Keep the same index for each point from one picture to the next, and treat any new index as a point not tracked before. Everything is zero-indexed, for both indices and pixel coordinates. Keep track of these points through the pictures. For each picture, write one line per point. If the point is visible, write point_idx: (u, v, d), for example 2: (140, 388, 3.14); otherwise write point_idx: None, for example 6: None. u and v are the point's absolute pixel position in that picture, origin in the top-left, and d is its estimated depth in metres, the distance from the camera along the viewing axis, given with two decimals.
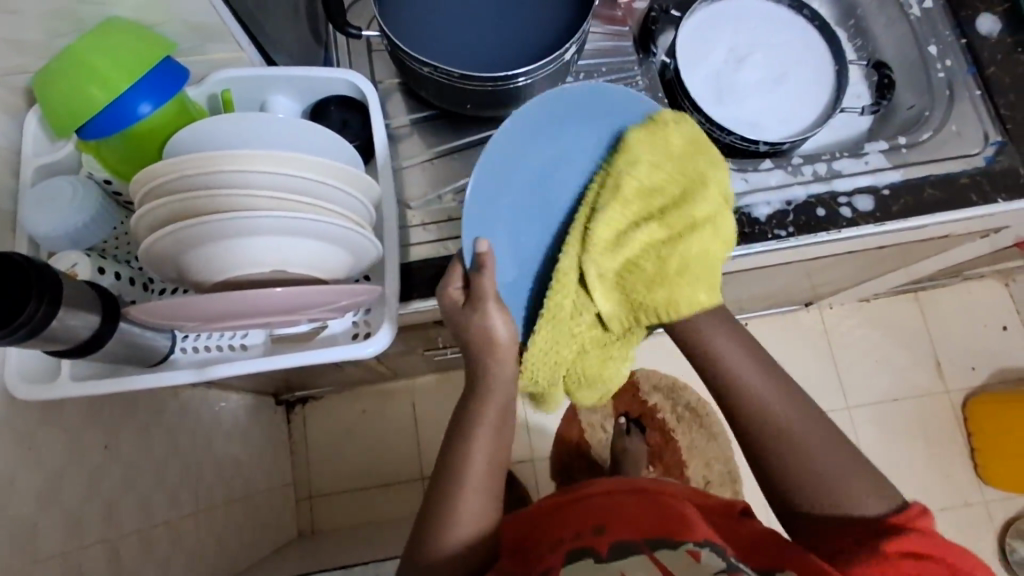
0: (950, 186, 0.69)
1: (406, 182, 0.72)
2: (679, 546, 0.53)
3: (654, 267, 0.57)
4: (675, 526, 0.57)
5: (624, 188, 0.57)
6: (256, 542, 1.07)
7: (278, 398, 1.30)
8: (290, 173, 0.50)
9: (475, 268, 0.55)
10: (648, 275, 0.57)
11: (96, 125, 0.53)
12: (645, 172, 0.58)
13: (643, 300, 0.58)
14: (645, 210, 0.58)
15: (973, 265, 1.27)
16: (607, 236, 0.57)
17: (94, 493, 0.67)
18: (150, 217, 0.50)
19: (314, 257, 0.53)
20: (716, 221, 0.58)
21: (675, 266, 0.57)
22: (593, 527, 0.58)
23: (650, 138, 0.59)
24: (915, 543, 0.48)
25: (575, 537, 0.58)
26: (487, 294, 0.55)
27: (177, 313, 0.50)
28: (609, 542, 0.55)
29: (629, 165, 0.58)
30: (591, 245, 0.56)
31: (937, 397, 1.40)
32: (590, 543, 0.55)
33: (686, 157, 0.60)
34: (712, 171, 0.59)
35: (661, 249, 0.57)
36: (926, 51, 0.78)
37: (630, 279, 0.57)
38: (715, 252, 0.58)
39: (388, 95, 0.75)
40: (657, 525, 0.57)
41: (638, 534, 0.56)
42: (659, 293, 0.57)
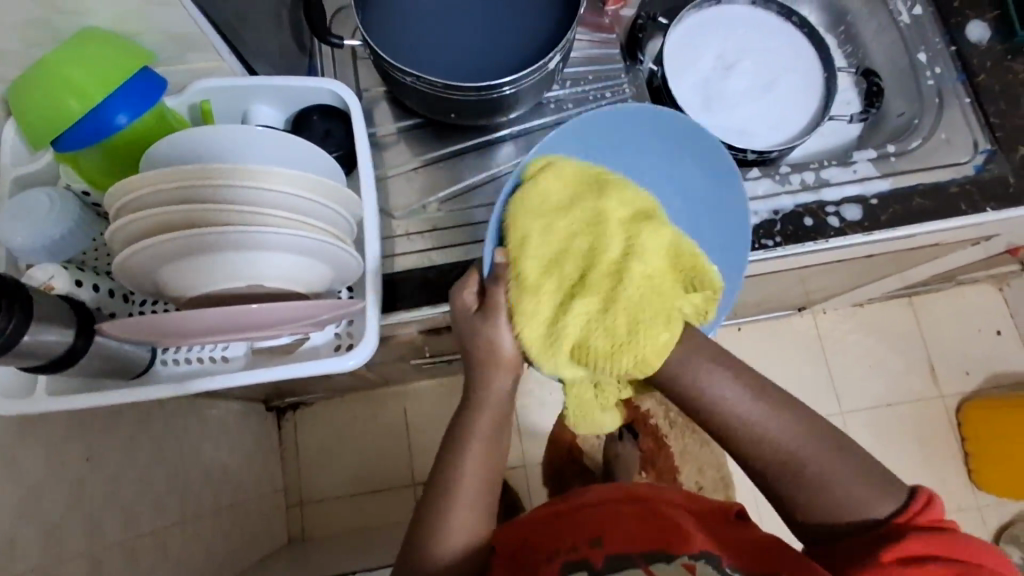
0: (939, 195, 0.69)
1: (391, 191, 0.72)
2: (675, 557, 0.51)
3: (601, 328, 0.47)
4: (672, 533, 0.55)
5: (525, 268, 0.50)
6: (245, 550, 1.07)
7: (268, 404, 1.29)
8: (263, 187, 0.49)
9: (491, 278, 0.53)
10: (602, 349, 0.47)
11: (72, 137, 0.52)
12: (520, 230, 0.51)
13: (614, 365, 0.47)
14: (560, 282, 0.49)
15: (967, 270, 1.26)
16: (535, 331, 0.49)
17: (75, 506, 0.66)
18: (123, 232, 0.49)
19: (290, 271, 0.52)
20: (614, 253, 0.49)
21: (624, 317, 0.46)
22: (586, 537, 0.56)
23: (549, 178, 0.53)
24: (921, 544, 0.47)
25: (568, 549, 0.56)
26: (499, 305, 0.53)
27: (153, 329, 0.50)
28: (603, 553, 0.53)
29: (536, 220, 0.52)
30: (547, 337, 0.48)
31: (931, 402, 1.39)
32: (585, 556, 0.54)
33: (552, 192, 0.52)
34: (608, 199, 0.52)
35: (603, 310, 0.47)
36: (916, 58, 0.78)
37: (581, 354, 0.48)
38: (669, 281, 0.48)
39: (373, 104, 0.74)
40: (649, 534, 0.55)
41: (631, 544, 0.53)
42: (623, 358, 0.46)
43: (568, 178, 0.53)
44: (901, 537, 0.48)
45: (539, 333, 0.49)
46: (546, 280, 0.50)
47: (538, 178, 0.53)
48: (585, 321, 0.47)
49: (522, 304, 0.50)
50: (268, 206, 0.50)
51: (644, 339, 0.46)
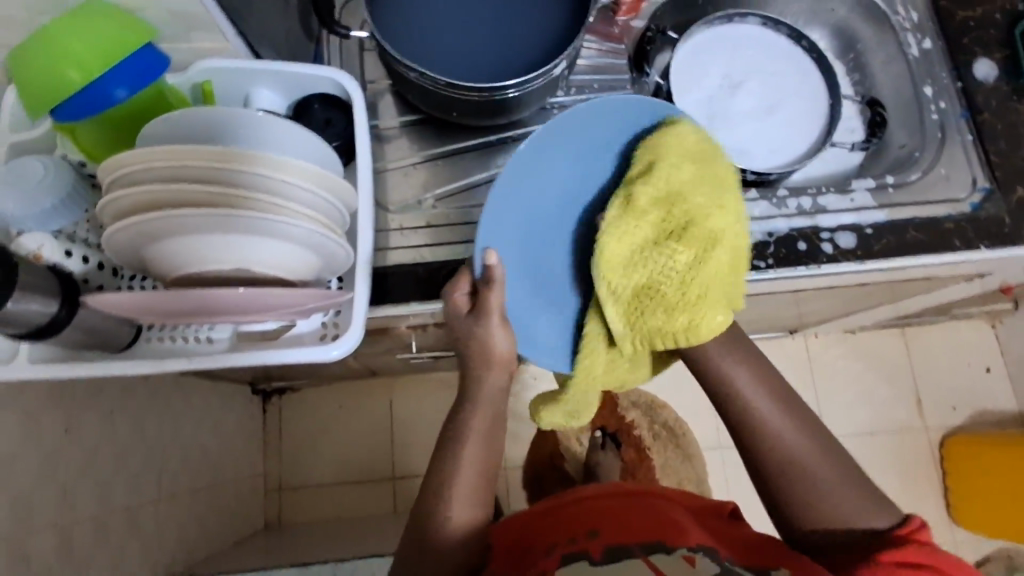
0: (933, 229, 0.69)
1: (388, 184, 0.72)
2: (675, 550, 0.54)
3: (680, 282, 0.54)
4: (668, 529, 0.57)
5: (636, 198, 0.56)
6: (219, 532, 1.07)
7: (254, 387, 1.29)
8: (251, 171, 0.49)
9: (483, 280, 0.56)
10: (669, 300, 0.54)
11: (71, 107, 0.53)
12: (663, 171, 0.56)
13: (665, 321, 0.55)
14: (665, 222, 0.55)
15: (961, 305, 1.26)
16: (620, 249, 0.55)
17: (49, 476, 0.66)
18: (111, 207, 0.50)
19: (278, 257, 0.53)
20: (730, 234, 0.55)
21: (694, 287, 0.54)
22: (587, 530, 0.58)
23: (667, 141, 0.57)
24: (916, 555, 0.49)
25: (569, 540, 0.57)
26: (490, 307, 0.57)
27: (136, 306, 0.50)
28: (601, 545, 0.55)
29: (667, 165, 0.56)
30: (626, 269, 0.56)
31: (915, 433, 1.39)
32: (584, 547, 0.55)
33: (683, 186, 0.56)
34: (729, 192, 0.56)
35: (693, 265, 0.54)
36: (921, 91, 0.78)
37: (644, 300, 0.55)
38: (739, 271, 0.56)
39: (377, 97, 0.74)
40: (650, 528, 0.57)
41: (631, 538, 0.56)
42: (681, 318, 0.54)
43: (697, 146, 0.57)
44: (896, 546, 0.50)
45: (625, 257, 0.55)
46: (644, 225, 0.55)
47: (689, 140, 0.57)
48: (672, 273, 0.54)
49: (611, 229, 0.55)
50: (258, 190, 0.50)
51: (713, 316, 0.54)
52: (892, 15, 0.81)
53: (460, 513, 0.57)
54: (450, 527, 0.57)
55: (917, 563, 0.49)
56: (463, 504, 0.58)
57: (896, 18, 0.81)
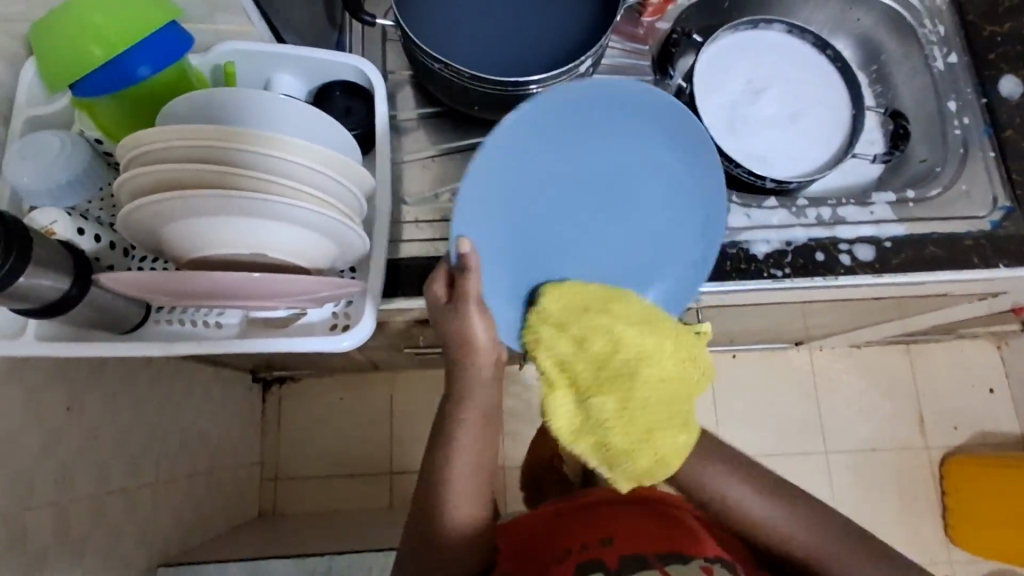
0: (952, 245, 0.68)
1: (405, 175, 0.71)
2: (690, 561, 0.54)
3: (622, 429, 0.49)
4: (682, 539, 0.58)
5: (552, 350, 0.51)
6: (214, 520, 1.06)
7: (255, 375, 1.28)
8: (273, 154, 0.49)
9: (458, 267, 0.49)
10: (621, 447, 0.49)
11: (93, 82, 0.52)
12: (558, 348, 0.50)
13: (612, 461, 0.49)
14: (578, 388, 0.50)
15: (968, 324, 1.26)
16: (565, 421, 0.50)
17: (49, 455, 0.65)
18: (130, 186, 0.49)
19: (295, 243, 0.52)
20: (666, 369, 0.51)
21: (640, 434, 0.49)
22: (599, 536, 0.59)
23: (556, 299, 0.53)
24: None
25: (583, 548, 0.58)
26: (469, 294, 0.50)
27: (150, 287, 0.49)
28: (617, 554, 0.56)
29: (551, 314, 0.52)
30: (572, 384, 0.50)
31: (916, 451, 1.39)
32: (599, 556, 0.56)
33: (631, 308, 0.53)
34: (623, 307, 0.53)
35: (628, 420, 0.49)
36: (945, 106, 0.77)
37: (586, 432, 0.49)
38: (688, 381, 0.53)
39: (398, 88, 0.74)
40: (661, 535, 0.58)
41: (645, 547, 0.57)
42: (640, 458, 0.49)
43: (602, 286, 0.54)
44: None
45: (570, 422, 0.50)
46: (572, 411, 0.50)
47: (586, 301, 0.53)
48: (607, 401, 0.49)
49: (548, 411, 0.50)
50: (279, 174, 0.50)
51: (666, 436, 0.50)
52: (919, 28, 0.80)
53: (467, 514, 0.58)
54: (457, 526, 0.57)
55: None
56: (472, 506, 0.58)
57: (923, 31, 0.80)
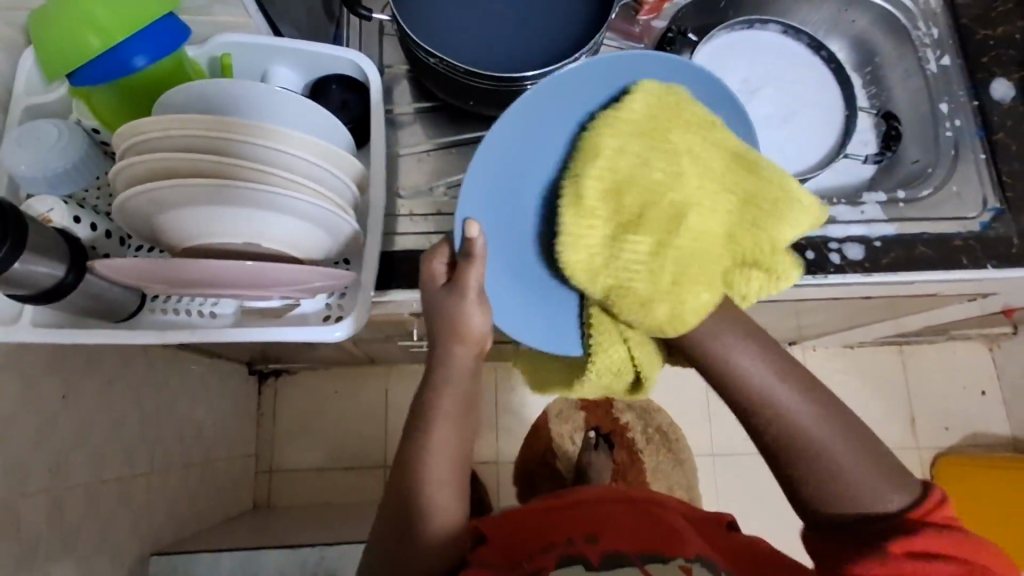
0: (942, 246, 0.69)
1: (401, 169, 0.71)
2: (671, 561, 0.53)
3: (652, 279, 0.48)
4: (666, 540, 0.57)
5: (586, 192, 0.49)
6: (208, 510, 1.07)
7: (251, 368, 1.29)
8: (267, 144, 0.49)
9: (463, 254, 0.52)
10: (639, 293, 0.48)
11: (90, 72, 0.52)
12: (602, 159, 0.50)
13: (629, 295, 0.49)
14: (616, 216, 0.49)
15: (960, 326, 1.27)
16: (581, 258, 0.49)
17: (44, 442, 0.66)
18: (125, 174, 0.49)
19: (287, 234, 0.52)
20: (713, 235, 0.49)
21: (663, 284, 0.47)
22: (585, 535, 0.58)
23: (610, 122, 0.52)
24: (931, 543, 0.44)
25: (567, 543, 0.57)
26: (467, 283, 0.53)
27: (143, 275, 0.49)
28: (600, 551, 0.55)
29: (610, 137, 0.51)
30: (597, 240, 0.49)
31: (908, 452, 1.40)
32: (581, 550, 0.55)
33: (690, 121, 0.52)
34: (684, 151, 0.50)
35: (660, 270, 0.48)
36: (937, 108, 0.78)
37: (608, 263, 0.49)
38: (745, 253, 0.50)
39: (394, 82, 0.74)
40: (647, 536, 0.58)
41: (629, 546, 0.56)
42: (658, 307, 0.48)
43: (655, 108, 0.52)
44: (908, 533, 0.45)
45: (593, 272, 0.50)
46: (596, 245, 0.49)
47: (635, 113, 0.52)
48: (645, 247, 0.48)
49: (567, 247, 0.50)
50: (272, 164, 0.50)
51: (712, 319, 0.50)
52: (913, 30, 0.81)
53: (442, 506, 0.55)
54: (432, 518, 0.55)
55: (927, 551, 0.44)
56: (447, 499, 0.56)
57: (917, 34, 0.81)
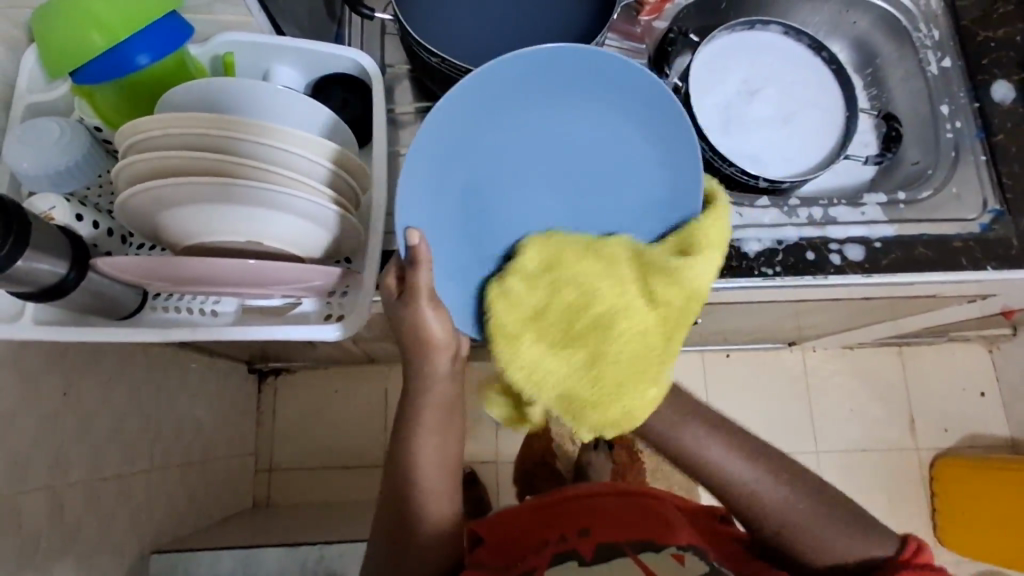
0: (942, 247, 0.69)
1: (402, 168, 0.71)
2: (662, 549, 0.55)
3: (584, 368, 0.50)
4: (658, 528, 0.58)
5: (512, 292, 0.51)
6: (208, 508, 1.07)
7: (250, 366, 1.29)
8: (268, 143, 0.49)
9: (410, 260, 0.48)
10: (587, 399, 0.50)
11: (93, 70, 0.52)
12: (528, 299, 0.51)
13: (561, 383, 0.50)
14: (547, 335, 0.51)
15: (960, 327, 1.27)
16: (520, 373, 0.50)
17: (44, 439, 0.66)
18: (128, 172, 0.49)
19: (288, 232, 0.52)
20: (646, 328, 0.51)
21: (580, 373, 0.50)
22: (577, 529, 0.59)
23: (541, 249, 0.53)
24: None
25: (560, 540, 0.58)
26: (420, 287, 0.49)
27: (145, 272, 0.49)
28: (593, 545, 0.56)
29: (509, 282, 0.51)
30: (535, 323, 0.51)
31: (906, 452, 1.40)
32: (574, 545, 0.56)
33: (618, 250, 0.54)
34: (619, 269, 0.52)
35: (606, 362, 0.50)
36: (938, 109, 0.78)
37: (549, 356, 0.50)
38: (680, 325, 0.53)
39: (396, 82, 0.74)
40: (638, 526, 0.59)
41: (622, 536, 0.57)
42: (615, 407, 0.50)
43: (547, 253, 0.53)
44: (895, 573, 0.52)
45: (551, 360, 0.50)
46: (543, 370, 0.50)
47: (572, 258, 0.53)
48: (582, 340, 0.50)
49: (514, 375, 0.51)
50: (273, 162, 0.50)
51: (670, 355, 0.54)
52: (914, 32, 0.81)
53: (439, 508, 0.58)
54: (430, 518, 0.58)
55: None
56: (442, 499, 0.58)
57: (918, 35, 0.81)
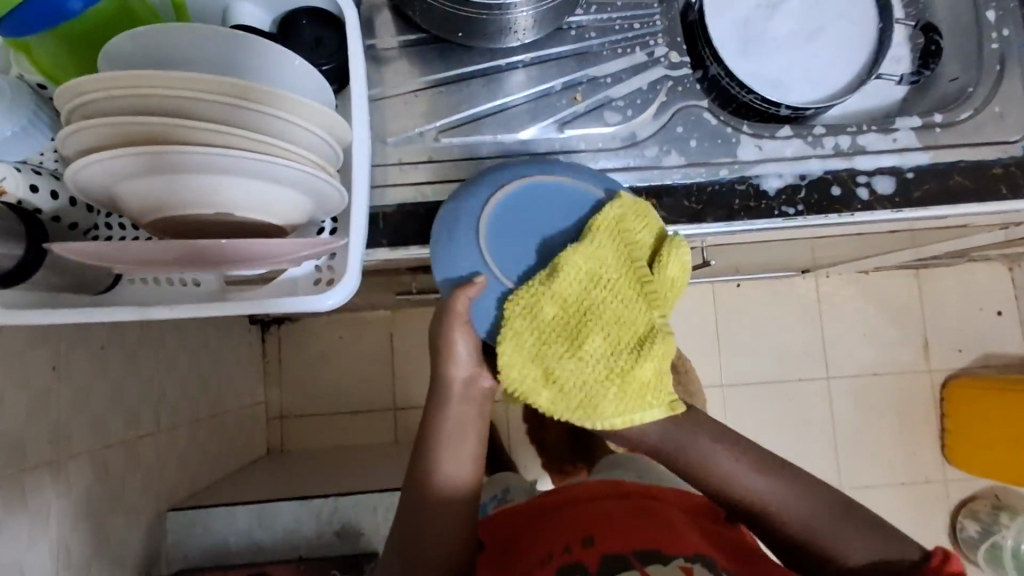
0: (980, 174, 0.63)
1: (385, 113, 0.64)
2: (671, 561, 0.56)
3: (600, 375, 0.51)
4: (663, 535, 0.59)
5: (555, 316, 0.51)
6: (221, 460, 1.08)
7: (253, 318, 1.26)
8: (230, 101, 0.43)
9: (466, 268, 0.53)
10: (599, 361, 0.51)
11: (16, 21, 0.45)
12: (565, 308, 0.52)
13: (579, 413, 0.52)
14: (558, 316, 0.52)
15: (982, 248, 1.22)
16: (561, 322, 0.52)
17: (38, 415, 0.64)
18: (75, 142, 0.44)
19: (262, 201, 0.47)
20: (545, 369, 0.51)
21: (584, 407, 0.52)
22: (581, 536, 0.60)
23: (532, 322, 0.51)
24: None
25: (565, 551, 0.59)
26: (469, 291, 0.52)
27: (106, 253, 0.45)
28: (597, 555, 0.58)
29: (554, 294, 0.51)
30: (568, 322, 0.52)
31: (919, 374, 1.39)
32: (580, 557, 0.58)
33: (516, 350, 0.51)
34: (526, 340, 0.51)
35: (615, 356, 0.52)
36: (983, 16, 0.70)
37: (562, 372, 0.51)
38: (563, 386, 0.51)
39: (373, 12, 0.66)
40: (643, 533, 0.60)
41: (628, 545, 0.58)
42: (598, 392, 0.51)
43: (524, 334, 0.51)
44: None
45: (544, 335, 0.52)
46: (555, 316, 0.51)
47: (543, 320, 0.51)
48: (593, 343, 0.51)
49: (573, 307, 0.52)
50: (239, 124, 0.44)
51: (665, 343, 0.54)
52: None
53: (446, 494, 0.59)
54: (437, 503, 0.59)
55: None
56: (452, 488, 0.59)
57: None
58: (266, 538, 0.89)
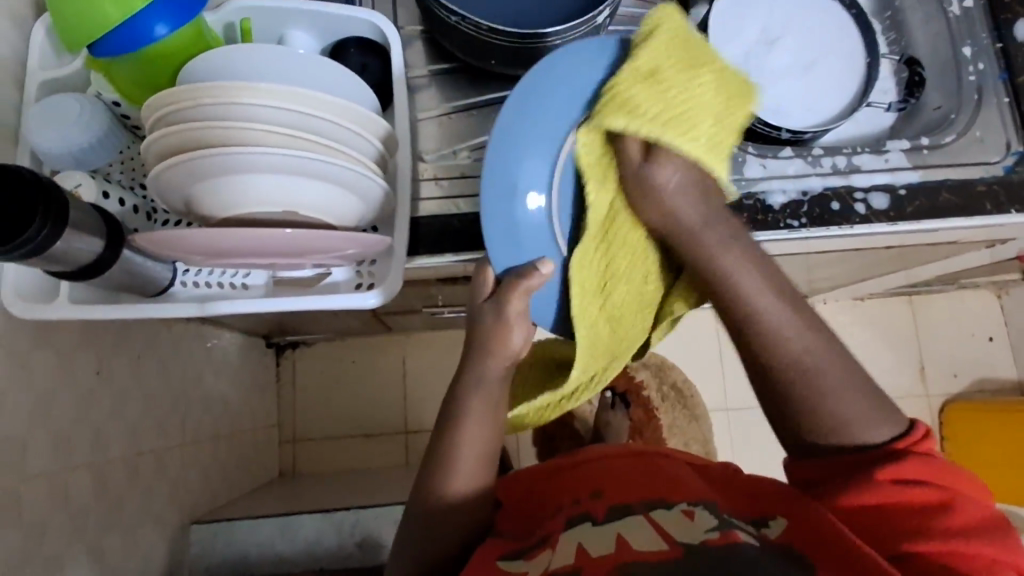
0: (966, 192, 0.69)
1: (421, 134, 0.70)
2: (673, 507, 0.57)
3: (642, 122, 0.51)
4: (668, 491, 0.61)
5: (703, 75, 0.53)
6: (238, 479, 1.09)
7: (269, 341, 1.29)
8: (302, 110, 0.48)
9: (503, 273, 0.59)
10: (665, 116, 0.52)
11: (109, 44, 0.51)
12: (705, 93, 0.52)
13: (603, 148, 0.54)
14: (720, 91, 0.53)
15: (971, 274, 1.28)
16: (700, 85, 0.52)
17: (83, 417, 0.66)
18: (159, 145, 0.49)
19: (323, 200, 0.52)
20: (662, 67, 0.52)
21: (597, 286, 0.59)
22: (590, 494, 0.64)
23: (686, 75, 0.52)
24: (915, 468, 0.49)
25: (575, 505, 0.63)
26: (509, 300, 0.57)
27: (180, 246, 0.49)
28: (604, 507, 0.60)
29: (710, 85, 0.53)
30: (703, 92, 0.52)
31: (917, 399, 1.42)
32: (588, 509, 0.61)
33: (668, 40, 0.53)
34: (700, 62, 0.53)
35: (668, 125, 0.52)
36: (960, 52, 0.77)
37: (635, 94, 0.51)
38: (654, 76, 0.52)
39: (409, 42, 0.72)
40: (649, 489, 0.62)
41: (633, 498, 0.61)
42: (623, 115, 0.51)
43: (665, 44, 0.53)
44: (897, 460, 0.50)
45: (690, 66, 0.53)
46: (709, 78, 0.53)
47: (696, 62, 0.53)
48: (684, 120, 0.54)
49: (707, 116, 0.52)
50: (307, 129, 0.49)
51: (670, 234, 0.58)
52: None
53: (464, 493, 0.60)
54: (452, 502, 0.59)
55: (918, 477, 0.49)
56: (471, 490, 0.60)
57: None
58: (287, 550, 0.90)
